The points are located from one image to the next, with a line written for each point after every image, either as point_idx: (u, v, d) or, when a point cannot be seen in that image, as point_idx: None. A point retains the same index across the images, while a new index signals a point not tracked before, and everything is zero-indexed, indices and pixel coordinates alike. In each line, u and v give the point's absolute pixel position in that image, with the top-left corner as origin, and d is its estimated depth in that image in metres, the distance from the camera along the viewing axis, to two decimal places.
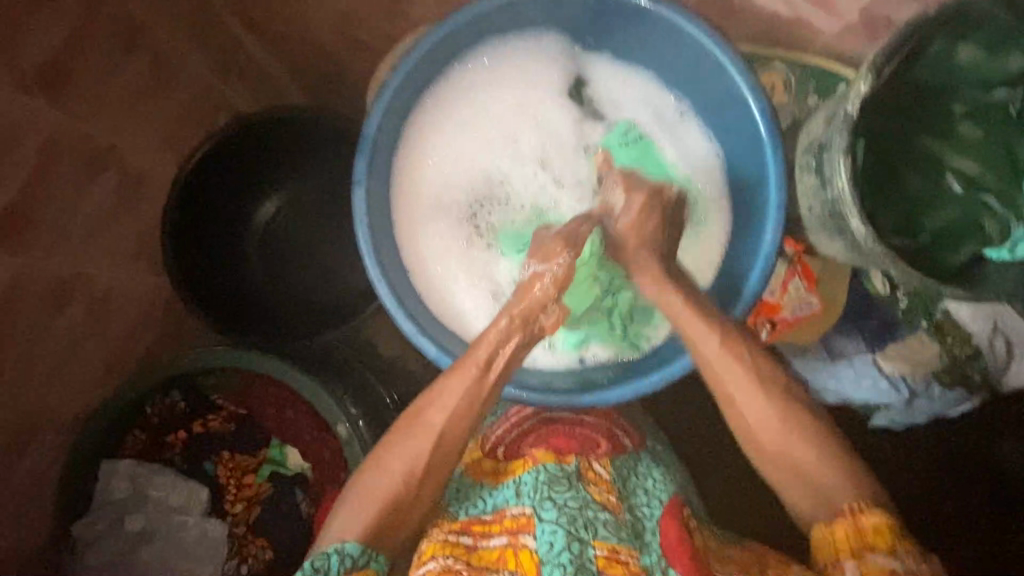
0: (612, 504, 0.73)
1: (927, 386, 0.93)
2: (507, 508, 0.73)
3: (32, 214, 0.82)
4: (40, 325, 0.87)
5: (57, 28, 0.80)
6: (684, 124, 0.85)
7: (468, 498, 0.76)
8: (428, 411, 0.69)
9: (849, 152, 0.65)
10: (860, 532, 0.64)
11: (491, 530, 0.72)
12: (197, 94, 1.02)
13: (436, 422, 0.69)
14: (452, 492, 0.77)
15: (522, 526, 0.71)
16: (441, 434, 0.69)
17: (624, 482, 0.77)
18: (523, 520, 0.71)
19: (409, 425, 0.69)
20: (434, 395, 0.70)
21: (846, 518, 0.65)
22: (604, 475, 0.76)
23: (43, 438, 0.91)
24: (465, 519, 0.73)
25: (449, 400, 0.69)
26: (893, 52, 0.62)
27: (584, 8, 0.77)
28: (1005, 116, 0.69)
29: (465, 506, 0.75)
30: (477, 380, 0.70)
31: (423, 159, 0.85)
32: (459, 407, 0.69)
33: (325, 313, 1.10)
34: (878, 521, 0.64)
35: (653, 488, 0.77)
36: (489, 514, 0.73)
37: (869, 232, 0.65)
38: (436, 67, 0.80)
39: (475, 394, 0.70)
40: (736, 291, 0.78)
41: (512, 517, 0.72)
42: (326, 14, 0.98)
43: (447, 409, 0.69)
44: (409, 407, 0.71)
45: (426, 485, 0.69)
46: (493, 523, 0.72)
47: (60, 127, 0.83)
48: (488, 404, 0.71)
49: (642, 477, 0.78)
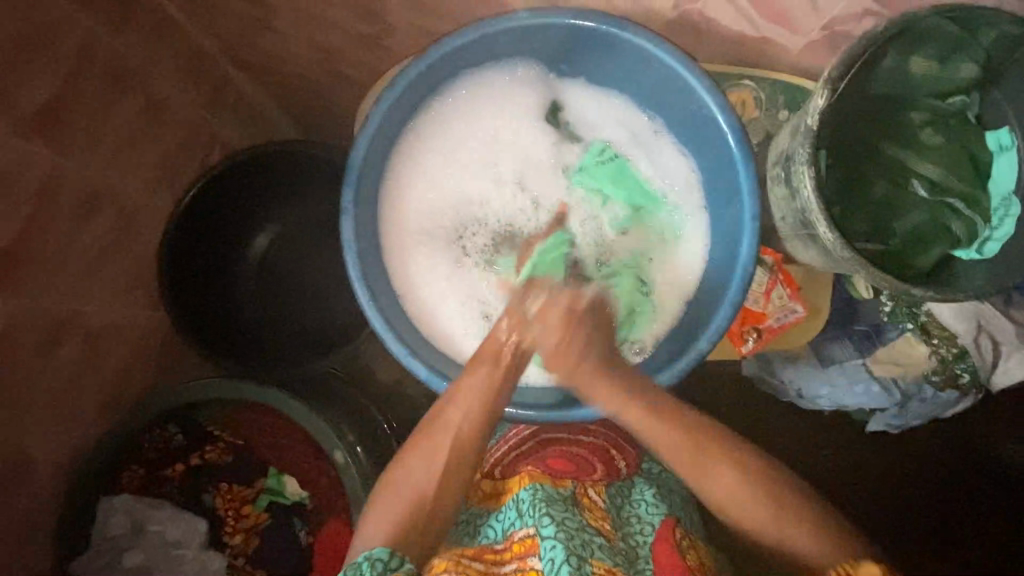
0: (606, 530, 0.73)
1: (920, 388, 0.95)
2: (514, 532, 0.73)
3: (27, 255, 0.84)
4: (36, 363, 0.88)
5: (50, 75, 0.83)
6: (659, 141, 0.88)
7: (475, 527, 0.78)
8: (449, 411, 0.71)
9: (812, 163, 0.68)
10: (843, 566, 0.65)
11: (503, 558, 0.72)
12: (190, 132, 1.06)
13: (457, 417, 0.70)
14: (458, 523, 0.78)
15: (528, 548, 0.71)
16: (466, 428, 0.70)
17: (618, 510, 0.79)
18: (528, 543, 0.71)
19: (430, 425, 0.71)
20: (454, 393, 0.72)
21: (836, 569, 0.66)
22: (598, 501, 0.78)
23: (43, 476, 0.92)
24: (478, 546, 0.74)
25: (467, 397, 0.71)
26: (849, 65, 0.64)
27: (555, 37, 0.80)
28: (964, 122, 0.72)
29: (474, 536, 0.77)
30: (491, 374, 0.72)
31: (407, 186, 0.88)
32: (484, 400, 0.71)
33: (322, 336, 1.13)
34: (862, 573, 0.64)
35: (645, 513, 0.78)
36: (499, 542, 0.74)
37: (839, 239, 0.68)
38: (416, 98, 0.83)
39: (490, 386, 0.72)
40: (715, 298, 0.80)
41: (518, 542, 0.72)
42: (312, 52, 1.01)
43: (470, 403, 0.71)
44: (431, 409, 0.72)
45: (456, 480, 0.70)
46: (504, 551, 0.72)
47: (57, 170, 0.86)
48: (503, 397, 0.72)
49: (635, 504, 0.80)
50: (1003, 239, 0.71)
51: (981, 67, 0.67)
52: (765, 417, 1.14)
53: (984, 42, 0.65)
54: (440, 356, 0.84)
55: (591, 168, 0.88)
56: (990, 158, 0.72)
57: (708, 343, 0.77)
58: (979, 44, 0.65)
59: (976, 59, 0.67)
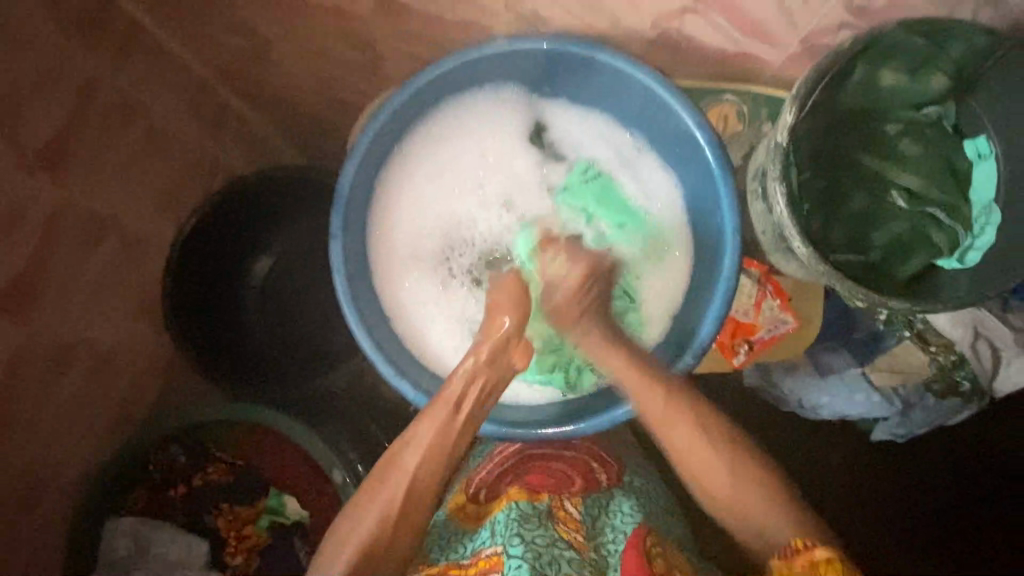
0: (578, 542, 0.74)
1: (921, 397, 0.95)
2: (482, 549, 0.74)
3: (35, 287, 0.87)
4: (45, 388, 0.91)
5: (53, 114, 0.87)
6: (642, 158, 0.89)
7: (449, 545, 0.78)
8: (405, 452, 0.73)
9: (784, 179, 0.69)
10: (812, 565, 0.64)
11: (468, 573, 0.73)
12: (191, 161, 1.09)
13: (410, 461, 0.72)
14: (433, 537, 0.79)
15: (494, 565, 0.71)
16: (416, 471, 0.72)
17: (592, 520, 0.78)
18: (495, 560, 0.72)
19: (387, 467, 0.73)
20: (409, 435, 0.74)
21: (802, 554, 0.65)
22: (573, 513, 0.78)
23: (53, 498, 0.95)
24: (444, 563, 0.75)
25: (421, 439, 0.73)
26: (816, 83, 0.65)
27: (534, 61, 0.82)
28: (941, 131, 0.72)
29: (445, 551, 0.77)
30: (447, 420, 0.74)
31: (397, 209, 0.90)
32: (433, 446, 0.73)
33: (323, 355, 1.15)
34: (829, 555, 0.64)
35: (620, 523, 0.78)
36: (467, 558, 0.75)
37: (812, 253, 0.69)
38: (402, 124, 0.85)
39: (445, 431, 0.74)
40: (700, 314, 0.81)
41: (485, 558, 0.72)
42: (308, 79, 1.04)
43: (420, 446, 0.73)
44: (387, 451, 0.74)
45: (405, 524, 0.71)
46: (470, 566, 0.73)
47: (60, 204, 0.89)
48: (458, 443, 0.75)
49: (612, 515, 0.79)
50: (983, 247, 0.71)
51: (951, 79, 0.68)
52: (767, 427, 1.13)
53: (952, 55, 0.65)
54: (430, 375, 0.86)
55: (575, 186, 0.89)
56: (969, 167, 0.72)
57: (692, 360, 0.78)
58: (947, 57, 0.65)
59: (945, 72, 0.68)
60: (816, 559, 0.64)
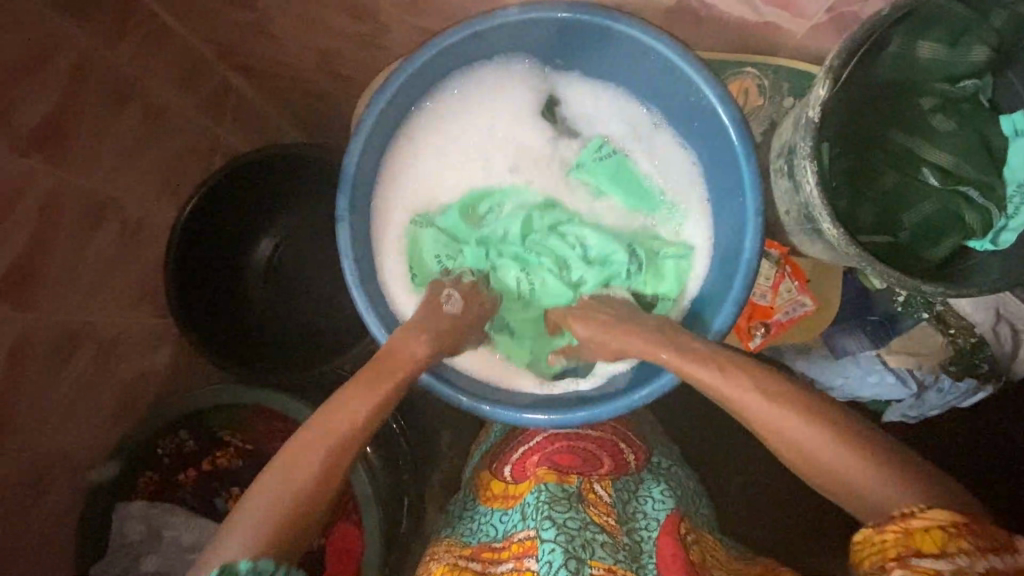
0: (610, 526, 0.75)
1: (936, 378, 0.92)
2: (515, 533, 0.75)
3: (33, 271, 0.85)
4: (47, 374, 0.89)
5: (46, 90, 0.83)
6: (659, 133, 0.86)
7: (480, 528, 0.79)
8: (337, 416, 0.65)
9: (814, 156, 0.66)
10: (910, 534, 0.53)
11: (500, 557, 0.75)
12: (189, 139, 1.06)
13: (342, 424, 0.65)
14: (463, 526, 0.81)
15: (527, 550, 0.73)
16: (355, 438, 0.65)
17: (623, 504, 0.79)
18: (528, 544, 0.73)
19: (311, 429, 0.64)
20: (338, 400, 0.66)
21: (895, 522, 0.54)
22: (604, 496, 0.78)
23: (61, 482, 0.95)
24: (475, 546, 0.77)
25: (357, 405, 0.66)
26: (852, 53, 0.62)
27: (548, 30, 0.78)
28: (977, 106, 0.70)
29: (476, 535, 0.79)
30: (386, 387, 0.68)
31: (406, 184, 0.87)
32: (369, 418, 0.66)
33: (333, 340, 1.13)
34: (931, 523, 0.52)
35: (652, 509, 0.78)
36: (499, 541, 0.76)
37: (843, 233, 0.66)
38: (409, 100, 0.82)
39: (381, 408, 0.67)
40: (723, 290, 0.79)
41: (518, 542, 0.74)
42: (309, 54, 1.00)
43: (354, 407, 0.66)
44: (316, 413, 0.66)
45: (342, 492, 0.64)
46: (502, 550, 0.75)
47: (58, 184, 0.86)
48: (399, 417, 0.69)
49: (642, 500, 0.80)
50: (1019, 230, 0.68)
51: (995, 50, 0.65)
52: None
53: (996, 24, 0.62)
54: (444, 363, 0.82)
55: (590, 163, 0.88)
56: (1005, 144, 0.69)
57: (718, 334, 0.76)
58: (990, 26, 0.63)
59: (989, 42, 0.64)
60: (914, 529, 0.53)
